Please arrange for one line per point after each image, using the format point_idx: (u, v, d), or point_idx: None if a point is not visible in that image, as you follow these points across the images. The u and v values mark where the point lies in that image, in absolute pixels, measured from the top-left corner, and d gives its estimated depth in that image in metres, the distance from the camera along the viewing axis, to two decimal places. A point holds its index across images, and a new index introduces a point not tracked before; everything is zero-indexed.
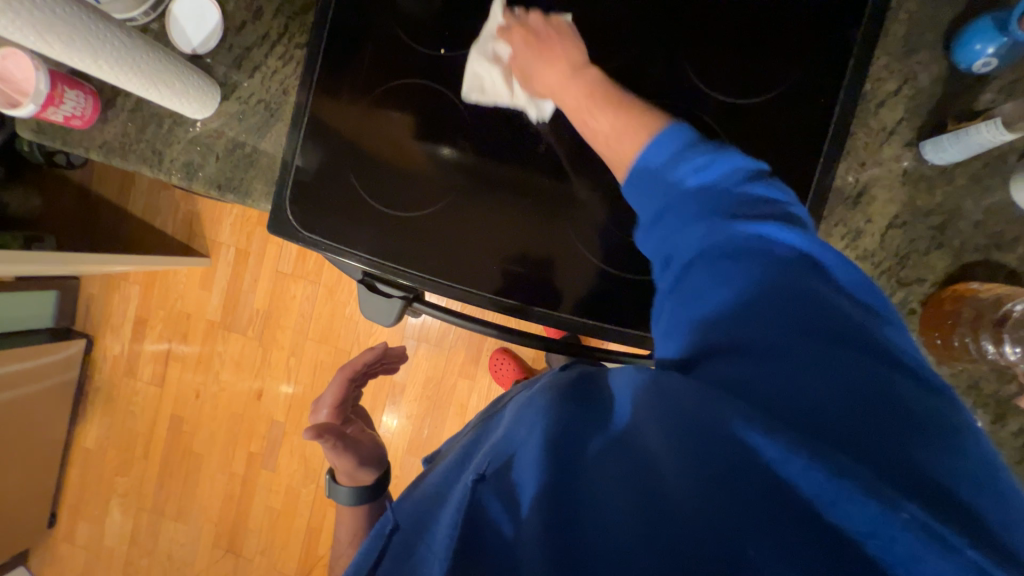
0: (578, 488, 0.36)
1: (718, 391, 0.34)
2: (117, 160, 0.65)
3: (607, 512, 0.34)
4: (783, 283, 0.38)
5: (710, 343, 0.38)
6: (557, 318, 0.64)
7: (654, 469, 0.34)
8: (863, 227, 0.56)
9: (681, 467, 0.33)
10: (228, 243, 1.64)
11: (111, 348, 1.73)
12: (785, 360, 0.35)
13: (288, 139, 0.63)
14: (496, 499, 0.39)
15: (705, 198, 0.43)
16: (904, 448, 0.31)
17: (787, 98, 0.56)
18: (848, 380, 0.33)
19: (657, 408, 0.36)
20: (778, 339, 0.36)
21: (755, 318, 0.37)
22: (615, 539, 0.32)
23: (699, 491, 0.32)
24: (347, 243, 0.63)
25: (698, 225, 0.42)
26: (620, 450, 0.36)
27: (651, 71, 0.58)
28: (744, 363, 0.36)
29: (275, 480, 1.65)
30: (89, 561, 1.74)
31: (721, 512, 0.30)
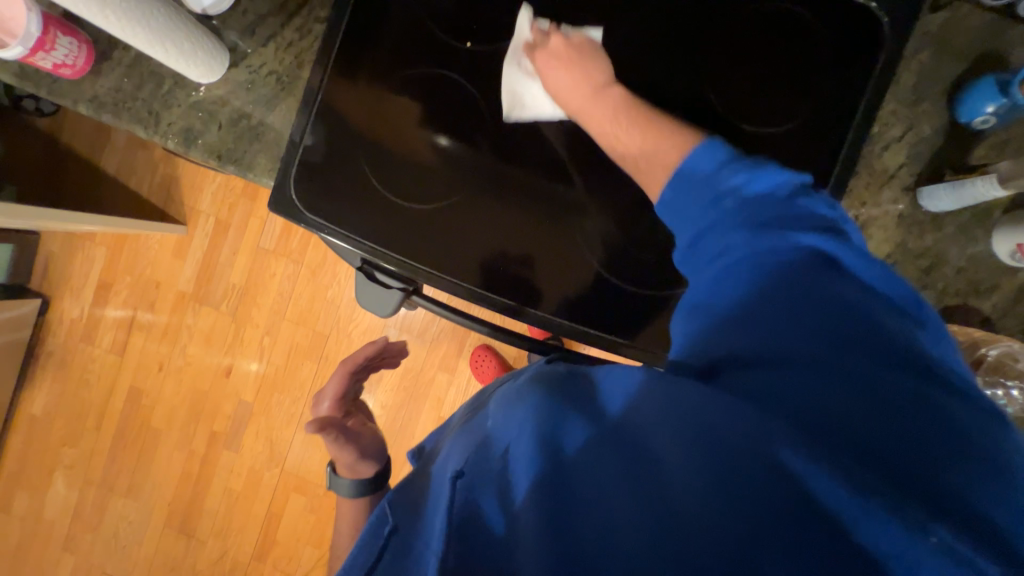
0: (582, 494, 0.36)
1: (736, 399, 0.35)
2: (108, 117, 0.61)
3: (617, 520, 0.33)
4: (798, 292, 0.39)
5: (727, 348, 0.39)
6: (556, 324, 0.64)
7: (666, 469, 0.34)
8: None
9: (696, 476, 0.33)
10: (207, 212, 1.57)
11: (69, 310, 1.63)
12: (803, 367, 0.35)
13: (298, 115, 0.61)
14: (492, 500, 0.38)
15: (728, 205, 0.44)
16: (923, 458, 0.31)
17: (799, 132, 0.58)
18: (867, 390, 0.34)
19: (670, 414, 0.36)
20: (800, 348, 0.36)
21: (774, 325, 0.38)
22: (626, 544, 0.32)
23: (713, 494, 0.32)
24: (351, 229, 0.62)
25: (737, 232, 0.43)
26: (631, 448, 0.37)
27: (674, 90, 0.59)
28: (764, 372, 0.36)
29: (237, 461, 1.60)
30: (25, 534, 1.64)
31: (738, 525, 0.30)
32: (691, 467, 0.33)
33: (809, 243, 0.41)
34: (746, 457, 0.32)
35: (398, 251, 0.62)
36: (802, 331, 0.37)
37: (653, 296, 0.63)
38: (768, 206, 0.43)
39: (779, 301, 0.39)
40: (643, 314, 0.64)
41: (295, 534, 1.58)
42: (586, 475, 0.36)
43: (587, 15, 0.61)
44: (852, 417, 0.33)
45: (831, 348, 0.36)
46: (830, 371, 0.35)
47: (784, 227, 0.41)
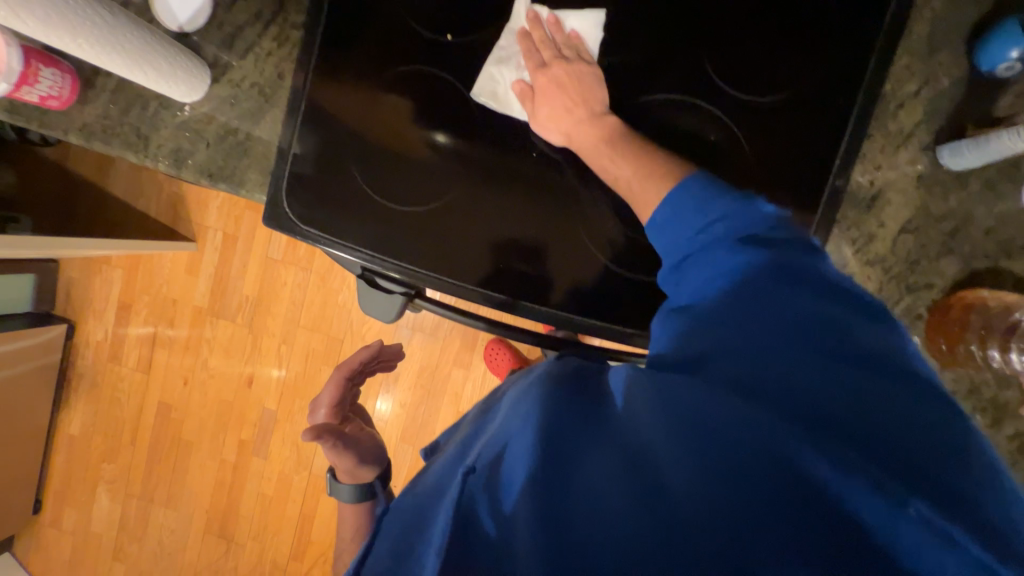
0: (569, 480, 0.36)
1: (724, 390, 0.36)
2: (99, 144, 0.61)
3: (603, 506, 0.34)
4: (775, 297, 0.40)
5: (718, 348, 0.39)
6: (560, 317, 0.62)
7: (654, 464, 0.35)
8: (875, 232, 0.55)
9: (685, 461, 0.34)
10: (214, 227, 1.59)
11: (95, 333, 1.68)
12: (779, 368, 0.37)
13: (285, 126, 0.60)
14: (483, 495, 0.37)
15: (718, 225, 0.45)
16: (891, 443, 0.34)
17: (804, 97, 0.54)
18: (840, 388, 0.36)
19: (659, 406, 0.38)
20: (787, 347, 0.38)
21: (763, 325, 0.39)
22: (609, 527, 0.33)
23: (704, 480, 0.33)
24: (344, 238, 0.61)
25: (716, 252, 0.44)
26: (619, 443, 0.37)
27: (668, 64, 0.56)
28: (749, 365, 0.38)
29: (266, 468, 1.64)
30: (77, 547, 1.72)
31: (733, 509, 0.32)
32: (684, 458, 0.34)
33: (795, 262, 0.42)
34: (738, 445, 0.34)
35: (397, 258, 0.61)
36: (775, 336, 0.39)
37: (661, 282, 0.62)
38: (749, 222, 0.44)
39: (756, 305, 0.40)
40: (651, 301, 0.62)
41: (328, 533, 1.62)
42: (573, 466, 0.37)
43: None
44: (827, 413, 0.35)
45: (809, 351, 0.38)
46: (806, 363, 0.37)
47: (754, 242, 0.43)
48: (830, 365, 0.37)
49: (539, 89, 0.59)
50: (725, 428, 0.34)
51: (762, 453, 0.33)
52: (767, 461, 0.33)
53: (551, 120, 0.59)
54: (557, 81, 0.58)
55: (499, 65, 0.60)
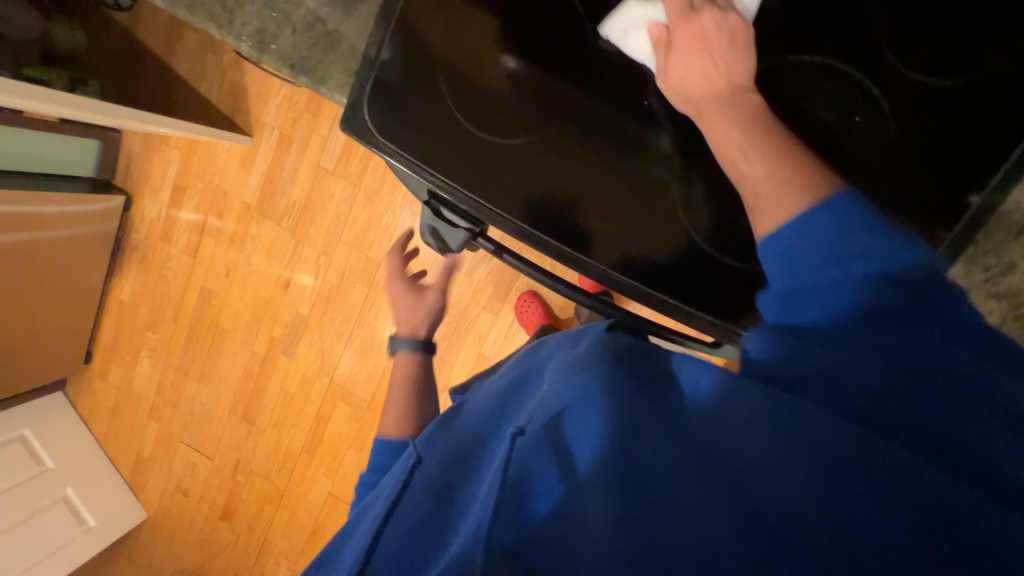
0: (643, 468, 0.34)
1: (836, 414, 0.33)
2: (182, 11, 0.58)
3: (686, 502, 0.32)
4: (912, 327, 0.35)
5: (826, 365, 0.35)
6: (629, 285, 0.58)
7: (752, 479, 0.32)
8: (1018, 263, 0.48)
9: (785, 474, 0.31)
10: (271, 125, 1.57)
11: (149, 210, 1.74)
12: (902, 403, 0.33)
13: (377, 24, 0.54)
14: (541, 464, 0.39)
15: (850, 224, 0.39)
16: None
17: (983, 87, 0.45)
18: (979, 441, 0.32)
19: (746, 409, 0.35)
20: (910, 379, 0.34)
21: (886, 348, 0.35)
22: (691, 525, 0.31)
23: (819, 508, 0.29)
24: (420, 159, 0.57)
25: (844, 258, 0.38)
26: (707, 449, 0.34)
27: (826, 19, 0.47)
28: (861, 390, 0.34)
29: (292, 367, 1.73)
30: (120, 401, 1.90)
31: (843, 531, 0.28)
32: (797, 481, 0.30)
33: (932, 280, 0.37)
34: (865, 477, 0.29)
35: (471, 193, 0.57)
36: (898, 361, 0.35)
37: (746, 268, 0.56)
38: (888, 230, 0.38)
39: (880, 326, 0.36)
40: (727, 286, 0.57)
41: (340, 437, 1.73)
42: (647, 454, 0.35)
43: None
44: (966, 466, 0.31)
45: (942, 395, 0.33)
46: (930, 400, 0.33)
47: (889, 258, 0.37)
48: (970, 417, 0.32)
49: (678, 39, 0.49)
50: (850, 459, 0.30)
51: (903, 495, 0.29)
52: (906, 503, 0.28)
53: (681, 78, 0.49)
54: (711, 35, 0.48)
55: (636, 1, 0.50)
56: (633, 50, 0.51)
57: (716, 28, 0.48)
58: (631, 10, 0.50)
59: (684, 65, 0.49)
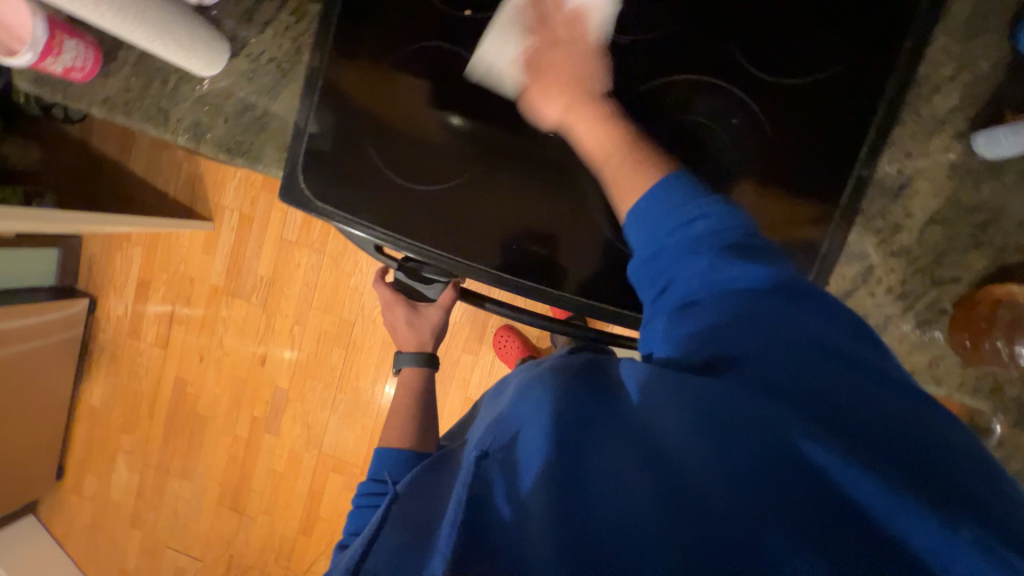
0: (588, 472, 0.36)
1: (748, 394, 0.37)
2: (120, 116, 0.62)
3: (625, 499, 0.34)
4: (777, 303, 0.40)
5: (736, 353, 0.39)
6: (577, 302, 0.62)
7: (675, 460, 0.35)
8: (901, 222, 0.53)
9: (707, 460, 0.34)
10: (231, 208, 1.61)
11: (115, 309, 1.72)
12: (804, 382, 0.37)
13: (303, 102, 0.59)
14: (499, 478, 0.39)
15: (700, 219, 0.43)
16: (911, 454, 0.34)
17: (831, 81, 0.52)
18: (856, 398, 0.36)
19: (677, 404, 0.38)
20: (802, 357, 0.38)
21: (776, 333, 0.39)
22: (630, 519, 0.33)
23: (733, 484, 0.33)
24: (360, 216, 0.61)
25: (710, 258, 0.42)
26: (636, 440, 0.37)
27: (690, 45, 0.54)
28: (763, 371, 0.38)
29: (278, 445, 1.68)
30: (97, 514, 1.79)
31: (753, 500, 0.32)
32: (709, 457, 0.34)
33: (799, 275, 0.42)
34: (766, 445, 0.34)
35: (412, 238, 0.61)
36: (789, 342, 0.39)
37: None
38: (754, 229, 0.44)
39: (767, 313, 0.40)
40: None
41: (336, 510, 1.66)
42: (594, 460, 0.37)
43: None
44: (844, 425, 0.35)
45: (833, 371, 0.38)
46: (821, 372, 0.37)
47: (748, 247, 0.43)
48: (844, 379, 0.37)
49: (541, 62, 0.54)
50: (746, 432, 0.35)
51: (789, 459, 0.34)
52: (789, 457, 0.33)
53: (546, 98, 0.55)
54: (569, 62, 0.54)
55: (495, 37, 0.55)
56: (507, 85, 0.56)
57: (568, 54, 0.54)
58: (495, 42, 0.55)
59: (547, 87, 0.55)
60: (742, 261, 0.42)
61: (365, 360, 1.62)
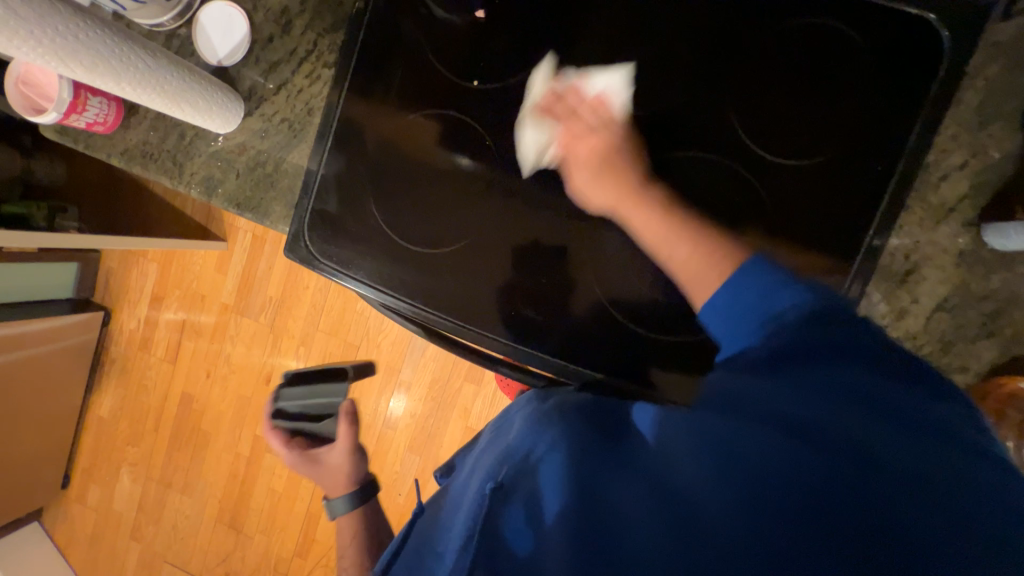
0: (598, 507, 0.37)
1: (761, 428, 0.36)
2: (138, 168, 0.64)
3: (637, 529, 0.34)
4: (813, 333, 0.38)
5: (753, 385, 0.38)
6: (582, 375, 0.59)
7: (685, 493, 0.35)
8: (907, 307, 0.52)
9: (717, 491, 0.34)
10: (244, 228, 1.65)
11: (128, 322, 1.76)
12: (822, 413, 0.35)
13: (313, 161, 0.60)
14: (514, 509, 0.39)
15: (723, 255, 0.46)
16: (946, 500, 0.31)
17: (836, 164, 0.52)
18: (889, 437, 0.33)
19: (688, 436, 0.38)
20: (826, 389, 0.36)
21: (797, 363, 0.38)
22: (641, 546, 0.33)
23: (745, 518, 0.32)
24: (360, 272, 0.61)
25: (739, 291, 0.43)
26: (649, 466, 0.38)
27: (695, 122, 0.54)
28: (782, 401, 0.37)
29: (278, 464, 1.68)
30: (98, 524, 1.81)
31: (763, 530, 0.31)
32: (717, 473, 0.35)
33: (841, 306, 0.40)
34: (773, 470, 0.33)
35: (412, 297, 0.60)
36: (813, 374, 0.37)
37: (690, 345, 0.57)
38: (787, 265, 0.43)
39: (804, 346, 0.38)
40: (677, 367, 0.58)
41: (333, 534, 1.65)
42: (605, 488, 0.38)
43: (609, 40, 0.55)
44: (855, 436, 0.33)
45: (864, 406, 0.35)
46: (843, 403, 0.35)
47: (790, 277, 0.41)
48: (894, 421, 0.34)
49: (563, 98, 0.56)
50: (755, 451, 0.35)
51: (796, 491, 0.32)
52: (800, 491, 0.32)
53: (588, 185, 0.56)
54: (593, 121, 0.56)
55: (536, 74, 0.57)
56: (526, 109, 0.57)
57: (593, 139, 0.55)
58: (530, 139, 0.57)
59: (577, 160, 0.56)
60: (795, 293, 0.40)
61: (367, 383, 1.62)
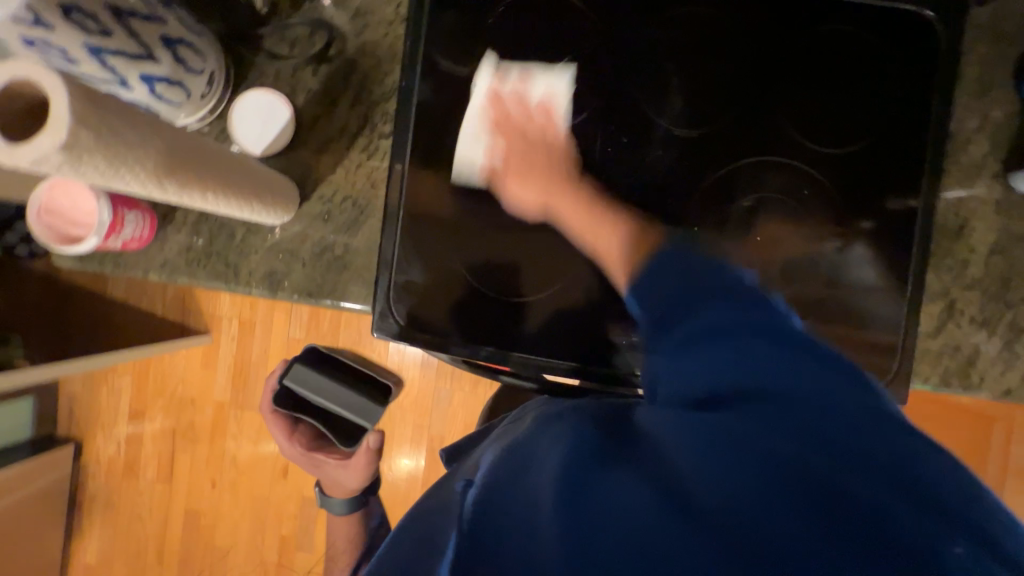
0: (593, 497, 0.33)
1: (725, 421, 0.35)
2: (184, 278, 0.58)
3: (632, 519, 0.31)
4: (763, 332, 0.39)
5: (720, 390, 0.37)
6: None
7: (678, 482, 0.33)
8: (967, 258, 0.59)
9: (709, 482, 0.32)
10: (228, 316, 1.49)
11: (105, 449, 1.55)
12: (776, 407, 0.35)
13: (386, 234, 0.58)
14: (506, 510, 0.35)
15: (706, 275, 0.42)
16: (897, 484, 0.32)
17: (876, 145, 0.58)
18: (835, 425, 0.34)
19: (670, 430, 0.36)
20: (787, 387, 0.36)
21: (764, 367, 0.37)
22: (641, 538, 0.30)
23: (736, 503, 0.31)
24: (451, 337, 0.59)
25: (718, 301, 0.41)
26: (645, 460, 0.35)
27: (749, 131, 0.59)
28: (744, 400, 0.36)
29: (314, 562, 1.52)
30: None
31: (747, 509, 0.31)
32: (728, 478, 0.32)
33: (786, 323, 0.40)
34: (759, 457, 0.33)
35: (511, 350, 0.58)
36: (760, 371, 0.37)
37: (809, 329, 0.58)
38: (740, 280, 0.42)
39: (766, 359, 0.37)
40: None
41: None
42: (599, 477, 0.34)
43: (659, 69, 0.58)
44: (839, 442, 0.33)
45: (820, 405, 0.35)
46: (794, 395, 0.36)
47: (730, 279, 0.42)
48: (844, 419, 0.34)
49: (505, 100, 0.58)
50: (763, 453, 0.33)
51: (779, 477, 0.32)
52: (787, 480, 0.31)
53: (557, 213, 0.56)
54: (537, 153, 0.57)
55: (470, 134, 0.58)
56: (469, 120, 0.58)
57: (535, 136, 0.58)
58: (468, 150, 0.58)
59: (520, 172, 0.56)
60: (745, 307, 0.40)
61: (398, 448, 1.41)
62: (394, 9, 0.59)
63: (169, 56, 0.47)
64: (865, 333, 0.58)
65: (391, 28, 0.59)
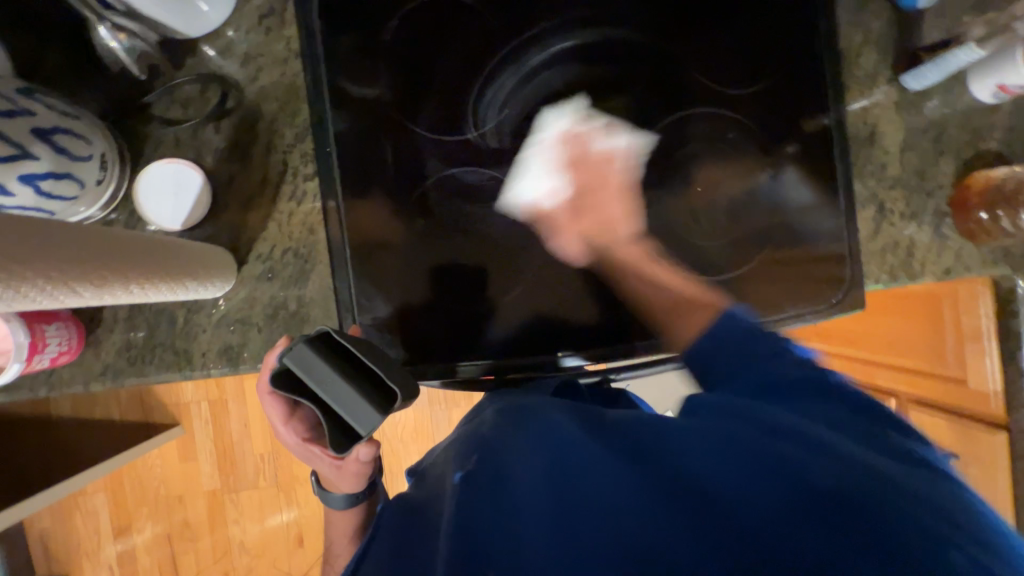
0: (578, 500, 0.33)
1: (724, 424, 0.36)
2: (132, 378, 0.54)
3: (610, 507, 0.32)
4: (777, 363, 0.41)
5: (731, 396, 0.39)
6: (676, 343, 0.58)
7: (691, 479, 0.33)
8: (884, 160, 0.63)
9: (698, 459, 0.34)
10: (195, 400, 1.39)
11: (96, 575, 1.42)
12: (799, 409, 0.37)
13: (336, 276, 0.55)
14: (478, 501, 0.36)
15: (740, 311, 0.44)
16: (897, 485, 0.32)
17: (781, 76, 0.61)
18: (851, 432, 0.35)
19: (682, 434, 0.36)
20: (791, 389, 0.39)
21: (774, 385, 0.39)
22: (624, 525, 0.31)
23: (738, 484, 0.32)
24: (422, 360, 0.57)
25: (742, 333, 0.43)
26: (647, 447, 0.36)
27: (663, 90, 0.60)
28: (758, 401, 0.38)
29: None
30: None
31: (733, 476, 0.32)
32: (702, 461, 0.34)
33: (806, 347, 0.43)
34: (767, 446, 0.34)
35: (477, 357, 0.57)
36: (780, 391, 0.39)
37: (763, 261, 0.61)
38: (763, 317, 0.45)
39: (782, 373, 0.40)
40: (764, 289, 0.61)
41: None
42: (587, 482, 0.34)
43: (565, 49, 0.59)
44: (842, 439, 0.35)
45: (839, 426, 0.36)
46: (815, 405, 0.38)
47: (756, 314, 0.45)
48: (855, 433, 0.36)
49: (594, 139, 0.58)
50: (764, 448, 0.34)
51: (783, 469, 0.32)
52: (785, 468, 0.32)
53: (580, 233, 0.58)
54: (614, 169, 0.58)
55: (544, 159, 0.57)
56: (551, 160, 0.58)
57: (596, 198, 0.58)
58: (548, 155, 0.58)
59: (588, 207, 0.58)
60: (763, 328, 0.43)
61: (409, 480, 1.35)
62: (285, 46, 0.56)
63: (48, 149, 0.42)
64: (815, 250, 0.61)
65: (286, 66, 0.56)
